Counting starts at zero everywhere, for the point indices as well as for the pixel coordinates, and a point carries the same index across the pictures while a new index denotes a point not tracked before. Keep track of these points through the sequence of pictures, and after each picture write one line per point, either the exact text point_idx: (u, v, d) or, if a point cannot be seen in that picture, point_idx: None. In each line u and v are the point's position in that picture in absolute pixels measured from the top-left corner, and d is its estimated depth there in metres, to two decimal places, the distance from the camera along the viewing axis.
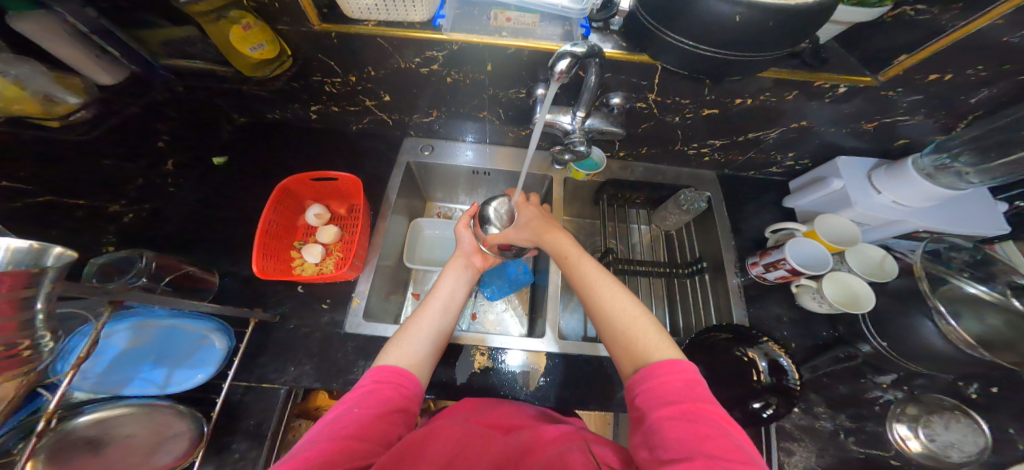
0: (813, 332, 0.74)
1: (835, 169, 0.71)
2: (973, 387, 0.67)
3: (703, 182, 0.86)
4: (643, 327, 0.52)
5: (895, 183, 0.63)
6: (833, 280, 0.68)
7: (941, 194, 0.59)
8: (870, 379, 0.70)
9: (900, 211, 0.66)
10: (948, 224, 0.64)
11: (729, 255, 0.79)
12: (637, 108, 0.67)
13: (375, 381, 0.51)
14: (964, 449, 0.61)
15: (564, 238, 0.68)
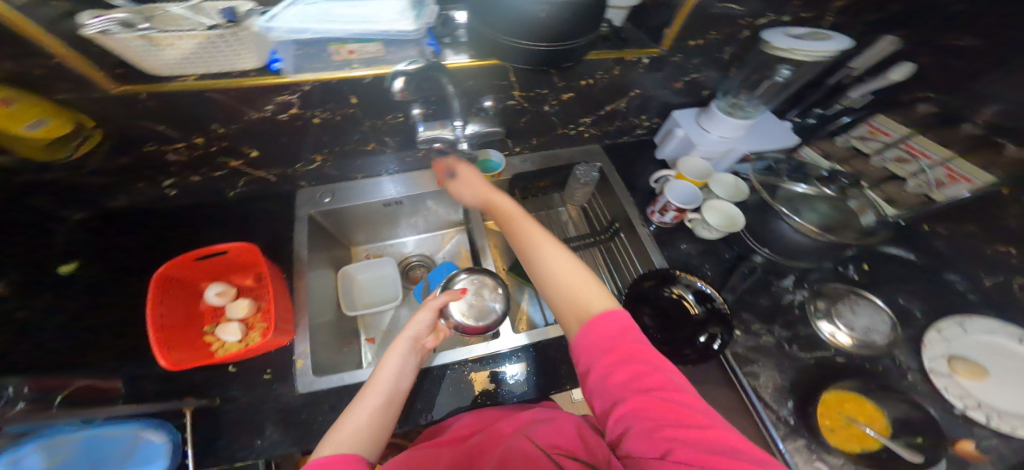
0: (721, 257, 0.82)
1: (675, 122, 0.85)
2: (852, 269, 0.82)
3: (594, 157, 0.95)
4: (583, 280, 0.52)
5: (716, 123, 0.78)
6: (711, 209, 0.79)
7: (743, 123, 0.77)
8: (779, 285, 0.79)
9: (728, 142, 0.80)
10: (762, 142, 0.80)
11: (638, 215, 0.86)
12: (508, 106, 0.73)
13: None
14: (879, 329, 0.72)
15: (502, 198, 0.66)
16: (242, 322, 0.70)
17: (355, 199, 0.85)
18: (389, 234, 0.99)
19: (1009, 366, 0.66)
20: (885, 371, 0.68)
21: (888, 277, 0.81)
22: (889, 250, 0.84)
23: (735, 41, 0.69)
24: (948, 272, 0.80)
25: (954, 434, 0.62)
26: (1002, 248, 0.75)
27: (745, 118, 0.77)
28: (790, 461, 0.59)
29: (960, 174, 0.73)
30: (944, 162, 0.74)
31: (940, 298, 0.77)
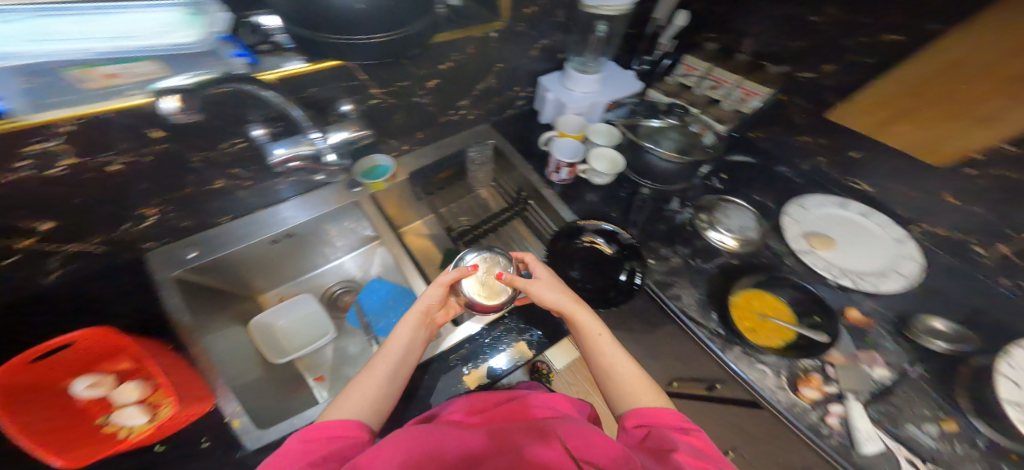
0: (617, 196, 0.89)
1: (543, 88, 0.92)
2: (715, 181, 0.94)
3: (485, 135, 0.94)
4: (644, 385, 0.55)
5: (575, 81, 0.87)
6: (597, 157, 0.86)
7: (597, 77, 0.87)
8: (668, 209, 0.87)
9: (591, 96, 0.90)
10: (618, 91, 0.92)
11: (540, 179, 0.89)
12: (375, 106, 0.69)
13: (305, 441, 0.44)
14: (749, 225, 0.84)
15: (587, 316, 0.61)
16: (144, 402, 0.58)
17: (231, 242, 0.72)
18: (287, 274, 0.87)
19: (839, 230, 0.84)
20: (769, 262, 0.80)
21: (743, 181, 0.95)
22: (733, 159, 0.99)
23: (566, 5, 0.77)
24: (778, 165, 0.98)
25: (838, 304, 0.75)
26: (804, 138, 0.94)
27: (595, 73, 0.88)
28: (735, 367, 0.64)
29: (748, 91, 0.92)
30: (738, 85, 0.93)
31: (780, 188, 0.94)
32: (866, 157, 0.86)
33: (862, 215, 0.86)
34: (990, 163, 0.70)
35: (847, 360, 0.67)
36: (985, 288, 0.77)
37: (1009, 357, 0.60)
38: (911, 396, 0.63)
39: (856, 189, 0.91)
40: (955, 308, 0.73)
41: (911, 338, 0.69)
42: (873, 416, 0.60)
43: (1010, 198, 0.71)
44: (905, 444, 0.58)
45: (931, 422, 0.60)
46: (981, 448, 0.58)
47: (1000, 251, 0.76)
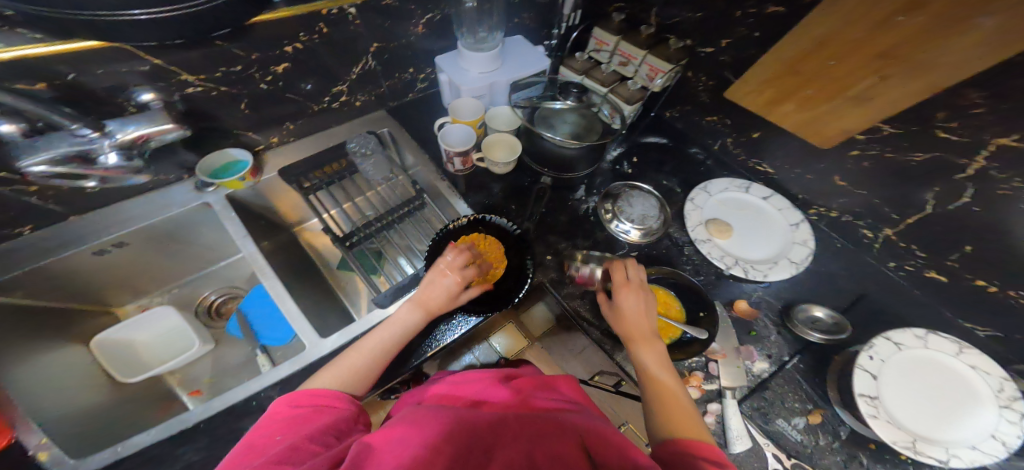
0: (520, 184, 0.83)
1: (440, 67, 0.83)
2: (625, 165, 0.91)
3: (379, 122, 0.86)
4: (684, 412, 0.49)
5: (467, 60, 0.80)
6: (494, 146, 0.80)
7: (491, 54, 0.79)
8: (573, 198, 0.83)
9: (489, 76, 0.82)
10: (521, 70, 0.84)
11: (432, 167, 0.82)
12: (194, 94, 0.62)
13: (297, 406, 0.45)
14: (652, 215, 0.82)
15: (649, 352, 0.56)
16: None
17: (33, 257, 0.62)
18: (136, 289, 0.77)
19: (740, 216, 0.84)
20: (667, 251, 0.81)
21: (653, 163, 0.93)
22: (646, 140, 0.97)
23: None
24: (691, 146, 0.98)
25: (729, 295, 0.76)
26: (711, 117, 0.92)
27: (487, 50, 0.79)
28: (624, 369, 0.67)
29: (654, 69, 0.85)
30: (644, 61, 0.86)
31: (689, 172, 0.93)
32: (764, 137, 0.85)
33: (762, 198, 0.87)
34: (870, 143, 0.68)
35: (730, 356, 0.67)
36: (864, 268, 0.80)
37: (871, 348, 0.62)
38: (785, 389, 0.65)
39: (761, 171, 0.91)
40: (839, 297, 0.76)
41: (790, 328, 0.71)
42: (745, 411, 0.64)
43: (890, 178, 0.70)
44: (773, 440, 0.63)
45: (800, 415, 0.63)
46: (842, 439, 0.61)
47: (883, 234, 0.77)
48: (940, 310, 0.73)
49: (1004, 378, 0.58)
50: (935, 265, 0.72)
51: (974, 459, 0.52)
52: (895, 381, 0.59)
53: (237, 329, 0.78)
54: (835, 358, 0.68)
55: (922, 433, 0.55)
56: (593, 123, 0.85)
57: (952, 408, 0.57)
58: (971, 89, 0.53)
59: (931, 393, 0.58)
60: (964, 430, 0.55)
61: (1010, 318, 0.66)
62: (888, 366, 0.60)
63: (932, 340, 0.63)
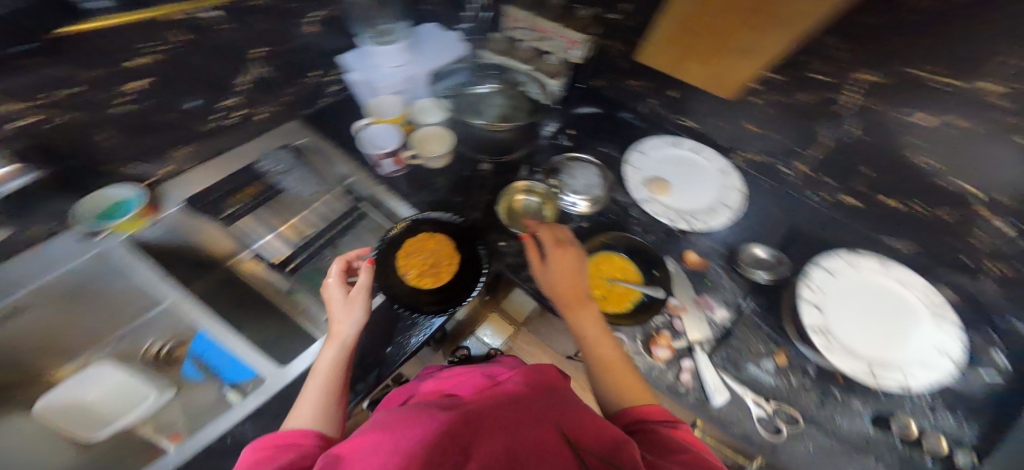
0: (457, 173, 0.81)
1: (347, 65, 0.78)
2: (563, 138, 0.92)
3: (293, 134, 0.81)
4: (626, 373, 0.57)
5: (381, 53, 0.76)
6: (425, 140, 0.79)
7: (404, 45, 0.76)
8: (517, 179, 0.82)
9: (405, 68, 0.79)
10: (438, 59, 0.84)
11: (365, 173, 0.80)
12: (27, 129, 0.53)
13: (260, 449, 0.42)
14: (592, 184, 0.85)
15: (585, 315, 0.63)
16: None
17: None
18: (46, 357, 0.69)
19: (677, 171, 0.88)
20: (614, 217, 0.83)
21: (591, 131, 0.95)
22: (580, 112, 0.97)
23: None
24: (621, 112, 0.98)
25: (680, 250, 0.81)
26: (634, 81, 0.91)
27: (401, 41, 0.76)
28: None
29: (569, 40, 0.83)
30: (558, 33, 0.84)
31: (625, 137, 0.95)
32: (684, 94, 0.87)
33: (693, 152, 0.90)
34: (769, 90, 0.74)
35: (690, 311, 0.73)
36: (795, 203, 0.84)
37: (810, 282, 0.71)
38: (747, 335, 0.71)
39: (685, 126, 0.93)
40: (771, 230, 0.82)
41: (739, 271, 0.77)
42: (718, 364, 0.68)
43: (790, 117, 0.75)
44: (750, 387, 0.66)
45: (767, 358, 0.68)
46: (812, 375, 0.66)
47: (799, 169, 0.82)
48: (869, 233, 0.79)
49: (928, 286, 0.69)
50: (851, 192, 0.79)
51: (925, 374, 0.62)
52: (839, 309, 0.69)
53: (193, 369, 0.76)
54: (782, 292, 0.74)
55: (880, 359, 0.64)
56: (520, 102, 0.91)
57: (894, 322, 0.67)
58: (838, 25, 0.56)
59: (872, 311, 0.68)
60: (912, 347, 0.65)
61: (913, 224, 0.74)
62: (828, 294, 0.70)
63: (863, 264, 0.73)
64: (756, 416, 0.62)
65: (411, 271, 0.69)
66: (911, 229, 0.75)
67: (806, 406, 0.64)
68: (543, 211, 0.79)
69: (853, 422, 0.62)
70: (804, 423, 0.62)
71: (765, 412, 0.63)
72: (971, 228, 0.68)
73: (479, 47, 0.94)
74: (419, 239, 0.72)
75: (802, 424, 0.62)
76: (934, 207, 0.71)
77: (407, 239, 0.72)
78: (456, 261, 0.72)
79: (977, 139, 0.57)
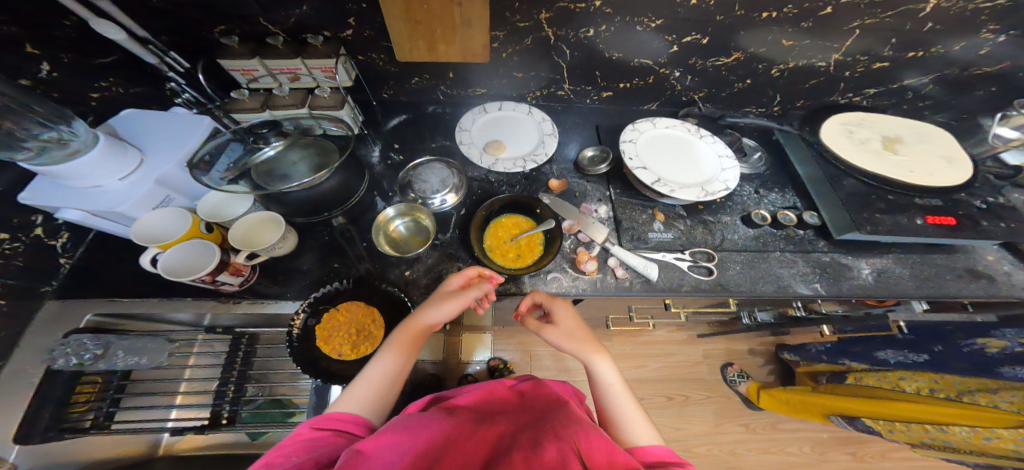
0: (320, 240, 0.76)
1: (45, 204, 0.58)
2: (392, 155, 0.96)
3: (74, 312, 0.65)
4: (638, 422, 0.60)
5: (75, 176, 0.57)
6: (249, 237, 0.69)
7: (117, 148, 0.59)
8: (377, 210, 0.83)
9: (146, 173, 0.64)
10: (178, 141, 0.69)
11: (208, 299, 0.66)
12: None
13: (317, 429, 0.50)
14: (446, 176, 0.90)
15: (601, 369, 0.67)
16: None
17: None
18: None
19: (498, 130, 1.03)
20: (482, 190, 0.91)
21: (412, 138, 1.01)
22: (392, 124, 1.04)
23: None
24: (427, 106, 1.09)
25: (543, 183, 0.95)
26: (414, 80, 1.02)
27: (82, 152, 0.57)
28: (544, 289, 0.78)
29: (325, 68, 0.86)
30: (308, 67, 0.85)
31: (443, 125, 1.05)
32: (459, 71, 1.01)
33: (500, 109, 1.06)
34: (502, 45, 0.94)
35: (582, 221, 0.86)
36: (583, 112, 1.13)
37: (627, 156, 0.88)
38: (628, 212, 0.88)
39: (481, 94, 1.10)
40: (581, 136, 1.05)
41: (588, 173, 0.95)
42: (630, 245, 0.83)
43: (533, 56, 0.98)
44: (664, 249, 0.83)
45: (654, 221, 0.87)
46: (685, 215, 0.89)
47: (568, 88, 1.08)
48: (625, 105, 1.13)
49: (682, 123, 0.96)
50: (602, 88, 1.08)
51: (728, 175, 0.87)
52: (656, 164, 0.88)
53: None
54: (621, 171, 0.96)
55: (703, 182, 0.86)
56: (322, 144, 0.84)
57: (685, 154, 0.91)
58: None
59: (672, 155, 0.91)
60: (709, 164, 0.90)
61: (644, 91, 1.08)
62: (642, 157, 0.89)
63: (640, 126, 0.95)
64: (686, 267, 0.80)
65: (341, 349, 0.66)
66: (644, 91, 1.08)
67: (706, 240, 0.85)
68: (422, 224, 0.82)
69: (737, 233, 0.87)
70: (716, 253, 0.83)
71: (690, 260, 0.81)
72: (667, 81, 1.04)
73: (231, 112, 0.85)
74: (329, 320, 0.68)
75: (709, 251, 0.83)
76: (644, 78, 1.04)
77: (316, 325, 0.67)
78: (378, 314, 0.70)
79: (637, 9, 0.83)
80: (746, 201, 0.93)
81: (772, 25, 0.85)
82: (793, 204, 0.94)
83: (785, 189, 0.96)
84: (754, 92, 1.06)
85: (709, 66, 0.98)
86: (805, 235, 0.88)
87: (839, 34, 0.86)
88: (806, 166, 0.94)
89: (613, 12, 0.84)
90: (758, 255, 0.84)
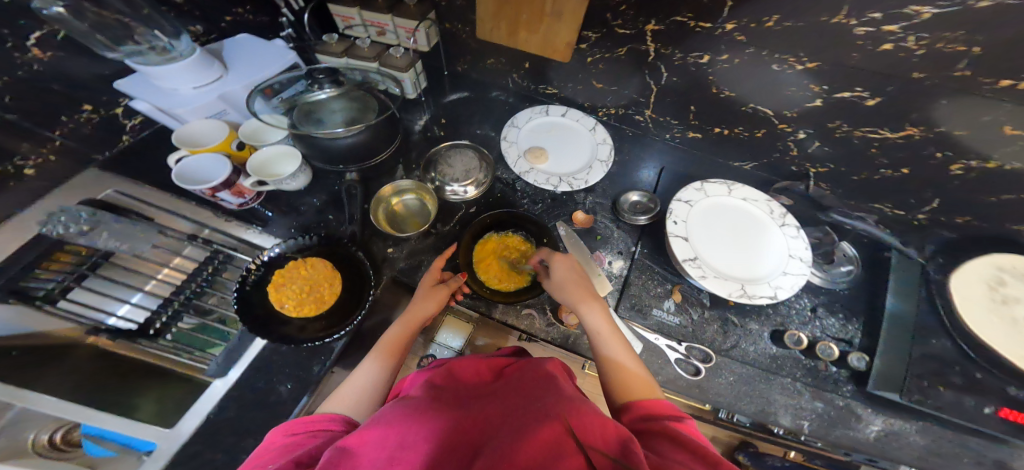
0: (328, 191, 0.81)
1: (130, 93, 0.68)
2: (435, 129, 0.94)
3: (102, 183, 0.71)
4: (633, 372, 0.53)
5: (157, 77, 0.66)
6: (269, 168, 0.75)
7: (196, 65, 0.67)
8: (392, 180, 0.83)
9: (211, 89, 0.72)
10: (251, 68, 0.75)
11: (207, 210, 0.78)
12: None
13: (291, 432, 0.46)
14: (472, 167, 0.86)
15: (590, 313, 0.62)
16: None
17: None
18: None
19: (551, 137, 0.94)
20: (502, 195, 0.85)
21: (462, 118, 0.98)
22: (450, 99, 1.01)
23: (50, 22, 0.60)
24: (493, 90, 1.04)
25: (568, 211, 0.84)
26: (489, 60, 0.97)
27: (178, 59, 0.65)
28: (506, 321, 0.71)
29: (406, 29, 0.87)
30: (395, 24, 0.86)
31: (497, 114, 1.00)
32: (536, 64, 0.93)
33: (563, 116, 0.96)
34: (591, 48, 0.83)
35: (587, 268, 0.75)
36: (656, 146, 0.97)
37: (673, 216, 0.73)
38: (642, 279, 0.74)
39: (551, 93, 1.01)
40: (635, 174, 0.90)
41: (623, 220, 0.82)
42: (624, 314, 0.71)
43: (624, 70, 0.85)
44: (661, 332, 0.69)
45: (667, 299, 0.72)
46: (708, 304, 0.71)
47: (649, 115, 0.93)
48: (708, 153, 0.94)
49: (767, 200, 0.75)
50: (690, 127, 0.90)
51: (792, 281, 0.66)
52: (702, 237, 0.72)
53: (99, 449, 0.61)
54: (660, 228, 0.81)
55: (754, 280, 0.68)
56: (367, 101, 0.84)
57: (747, 239, 0.72)
58: None
59: (733, 234, 0.73)
60: (777, 260, 0.69)
61: (745, 146, 0.87)
62: (690, 226, 0.73)
63: (708, 188, 0.77)
64: (673, 358, 0.65)
65: (286, 302, 0.68)
66: (743, 146, 0.87)
67: (713, 340, 0.67)
68: (427, 207, 0.80)
69: (759, 347, 0.67)
70: (715, 356, 0.66)
71: (681, 354, 0.66)
72: (783, 141, 0.81)
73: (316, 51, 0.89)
74: (292, 270, 0.70)
75: (713, 356, 0.66)
76: (752, 129, 0.83)
77: (278, 269, 0.70)
78: (338, 280, 0.71)
79: (784, 43, 0.63)
80: (791, 315, 0.70)
81: (1007, 104, 0.56)
82: (849, 338, 0.67)
83: (850, 318, 0.69)
84: (896, 193, 0.77)
85: (853, 136, 0.72)
86: (836, 372, 0.64)
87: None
88: (901, 300, 0.66)
89: (747, 41, 0.66)
90: (762, 374, 0.64)
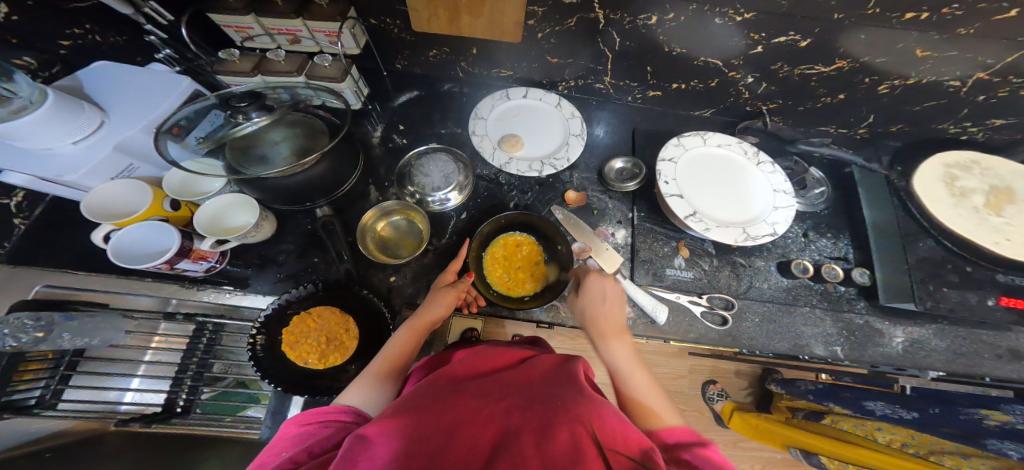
0: (302, 232, 0.72)
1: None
2: (396, 138, 0.86)
3: (25, 280, 0.59)
4: (651, 403, 0.49)
5: (24, 142, 0.51)
6: (224, 223, 0.65)
7: (77, 119, 0.53)
8: (369, 204, 0.76)
9: (102, 140, 0.58)
10: (146, 105, 0.61)
11: (169, 283, 0.65)
12: None
13: (305, 423, 0.42)
14: (448, 170, 0.79)
15: (617, 348, 0.57)
16: None
17: None
18: None
19: (519, 122, 0.90)
20: (488, 193, 0.81)
21: (421, 120, 0.91)
22: (401, 101, 0.93)
23: None
24: (443, 83, 0.97)
25: (559, 193, 0.83)
26: (430, 52, 0.89)
27: (30, 108, 0.49)
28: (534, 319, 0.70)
29: (327, 33, 0.75)
30: (309, 29, 0.74)
31: (457, 109, 0.93)
32: (483, 48, 0.87)
33: (526, 97, 0.92)
34: (539, 23, 0.79)
35: (597, 247, 0.75)
36: (619, 110, 0.98)
37: (662, 176, 0.75)
38: (649, 242, 0.76)
39: (505, 75, 0.96)
40: (610, 142, 0.91)
41: (613, 189, 0.82)
42: (643, 281, 0.73)
43: (575, 40, 0.82)
44: (680, 290, 0.72)
45: (676, 256, 0.75)
46: (713, 252, 0.75)
47: (608, 81, 0.92)
48: (669, 107, 0.97)
49: (739, 142, 0.79)
50: (650, 86, 0.91)
51: (781, 214, 0.72)
52: (692, 190, 0.75)
53: None
54: (651, 190, 0.83)
55: (747, 220, 0.73)
56: (311, 122, 0.74)
57: (732, 184, 0.76)
58: None
59: (716, 181, 0.76)
60: (762, 197, 0.75)
61: (701, 95, 0.91)
62: (680, 183, 0.75)
63: (685, 141, 0.79)
64: (699, 312, 0.70)
65: (309, 358, 0.62)
66: (701, 95, 0.91)
67: (729, 286, 0.73)
68: (417, 226, 0.73)
69: (767, 280, 0.74)
70: (735, 300, 0.71)
71: (705, 306, 0.70)
72: (734, 87, 0.86)
73: (218, 74, 0.75)
74: (299, 324, 0.63)
75: (731, 299, 0.71)
76: (705, 80, 0.86)
77: (285, 328, 0.63)
78: (353, 323, 0.65)
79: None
80: (789, 245, 0.77)
81: (913, 29, 0.63)
82: (845, 256, 0.77)
83: (839, 236, 0.79)
84: (839, 110, 0.85)
85: (794, 74, 0.78)
86: (845, 292, 0.73)
87: (1003, 45, 0.64)
88: (875, 210, 0.75)
89: None
90: (777, 306, 0.71)
